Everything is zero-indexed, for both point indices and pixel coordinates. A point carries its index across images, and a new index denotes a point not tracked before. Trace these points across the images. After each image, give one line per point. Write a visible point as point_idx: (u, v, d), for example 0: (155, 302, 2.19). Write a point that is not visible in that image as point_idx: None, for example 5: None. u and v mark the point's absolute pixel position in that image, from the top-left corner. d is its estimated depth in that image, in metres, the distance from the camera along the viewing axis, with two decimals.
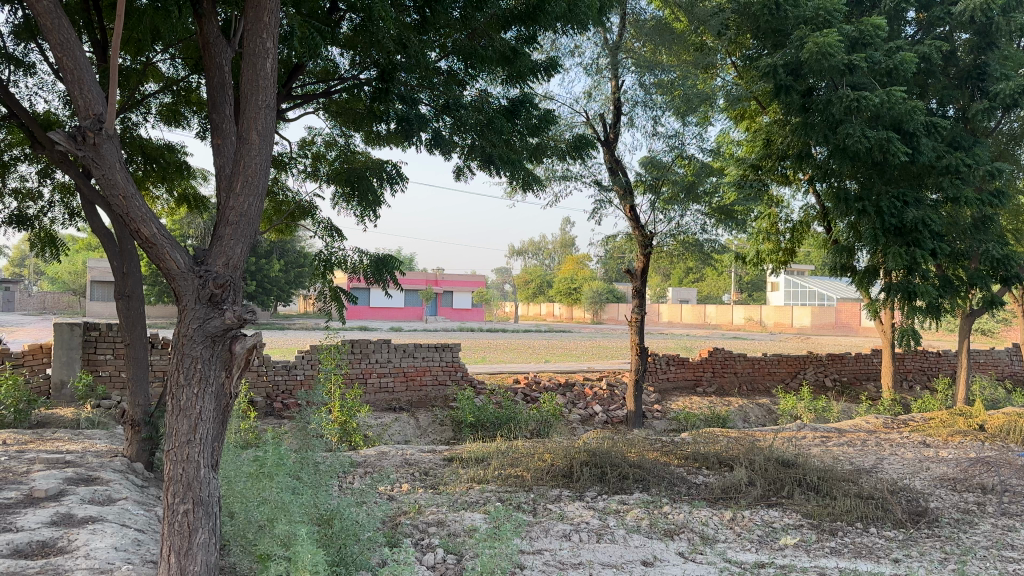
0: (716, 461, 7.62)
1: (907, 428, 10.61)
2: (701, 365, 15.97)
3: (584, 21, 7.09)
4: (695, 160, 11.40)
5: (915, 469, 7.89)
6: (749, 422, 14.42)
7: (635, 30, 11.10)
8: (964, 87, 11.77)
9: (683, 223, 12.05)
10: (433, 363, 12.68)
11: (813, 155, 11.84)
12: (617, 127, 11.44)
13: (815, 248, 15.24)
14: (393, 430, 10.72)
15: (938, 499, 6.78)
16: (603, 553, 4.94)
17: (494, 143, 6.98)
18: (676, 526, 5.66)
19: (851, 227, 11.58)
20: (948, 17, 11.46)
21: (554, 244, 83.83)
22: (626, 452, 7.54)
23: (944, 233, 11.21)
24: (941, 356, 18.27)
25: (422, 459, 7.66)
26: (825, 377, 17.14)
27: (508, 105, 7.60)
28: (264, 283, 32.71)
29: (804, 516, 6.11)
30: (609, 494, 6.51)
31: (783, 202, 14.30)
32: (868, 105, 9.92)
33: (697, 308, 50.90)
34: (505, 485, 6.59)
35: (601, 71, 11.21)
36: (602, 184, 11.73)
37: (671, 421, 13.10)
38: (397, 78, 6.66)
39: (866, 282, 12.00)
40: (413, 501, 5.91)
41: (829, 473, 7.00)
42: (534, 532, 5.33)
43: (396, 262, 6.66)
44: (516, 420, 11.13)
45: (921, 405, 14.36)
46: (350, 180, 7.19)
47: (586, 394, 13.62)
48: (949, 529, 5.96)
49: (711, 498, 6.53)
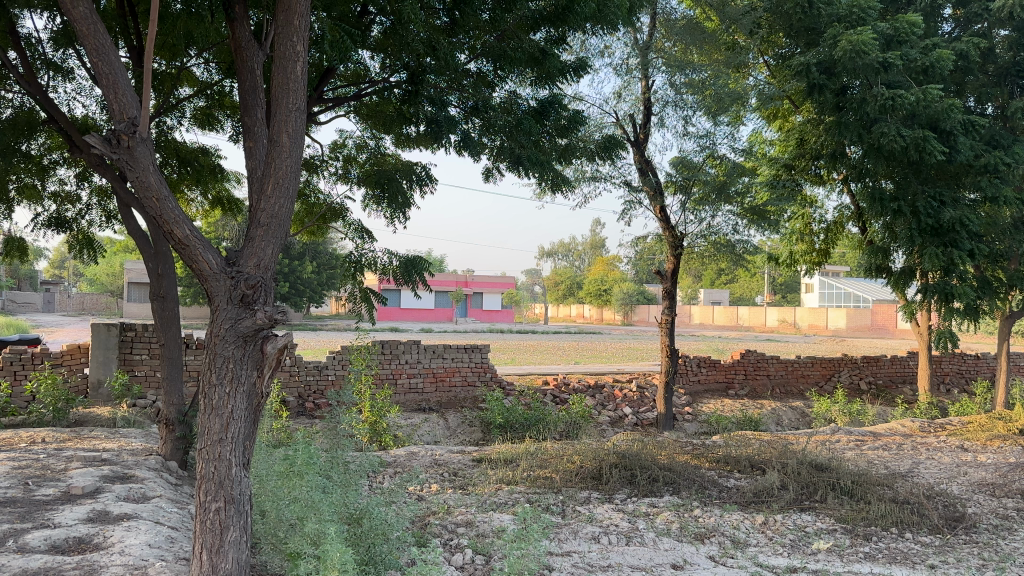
0: (748, 464, 7.53)
1: (945, 432, 10.41)
2: (734, 367, 15.82)
3: (614, 21, 7.03)
4: (727, 160, 11.30)
5: (952, 474, 7.73)
6: (783, 425, 14.23)
7: (665, 29, 11.08)
8: (1003, 83, 11.48)
9: (715, 223, 11.95)
10: (463, 364, 12.69)
11: (848, 155, 11.65)
12: (647, 127, 11.37)
13: (850, 249, 15.00)
14: (423, 431, 10.78)
15: (977, 504, 6.63)
16: (633, 556, 4.92)
17: (523, 144, 7.05)
18: (707, 530, 5.61)
19: (887, 227, 11.33)
20: (986, 14, 11.21)
21: (584, 245, 83.80)
22: (657, 454, 7.48)
23: (982, 232, 10.96)
24: (980, 359, 17.93)
25: (452, 460, 7.68)
26: (861, 379, 16.86)
27: (538, 106, 7.57)
28: (297, 285, 33.24)
29: (838, 521, 6.02)
30: (638, 497, 6.47)
31: (817, 202, 14.06)
32: (904, 103, 9.74)
33: (729, 309, 50.41)
34: (534, 487, 6.57)
35: (631, 71, 11.12)
36: (632, 185, 11.66)
37: (703, 424, 13.05)
38: (425, 79, 6.55)
39: (902, 284, 11.76)
40: (442, 501, 5.94)
41: (863, 478, 6.87)
42: (563, 534, 5.30)
43: (426, 262, 6.69)
44: (546, 421, 11.14)
45: (959, 409, 14.09)
46: (380, 182, 7.25)
47: (616, 396, 13.56)
48: (988, 535, 5.83)
49: (743, 502, 6.45)
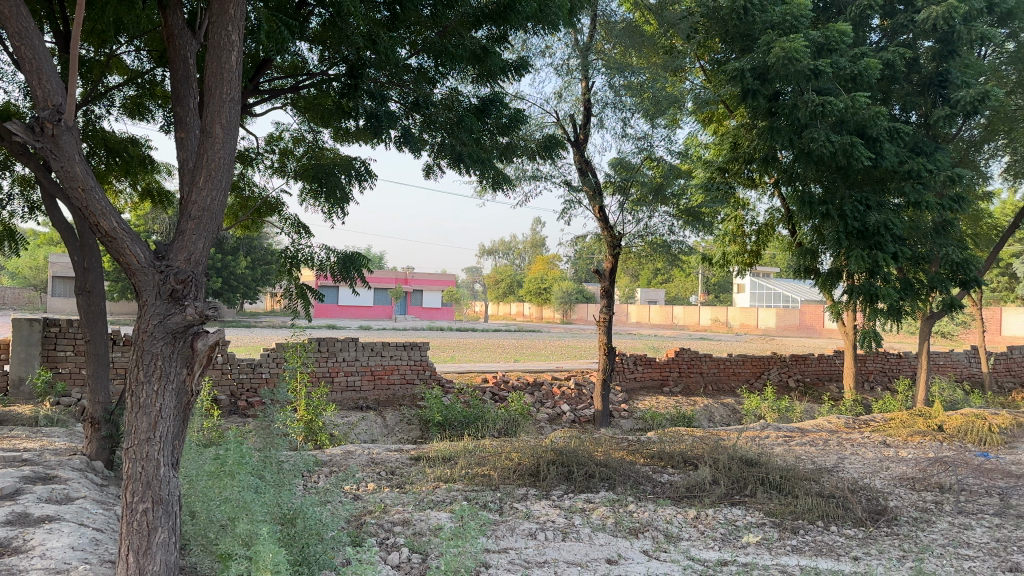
0: (681, 459, 7.67)
1: (869, 429, 10.78)
2: (668, 365, 16.08)
3: (554, 21, 7.06)
4: (664, 162, 11.51)
5: (876, 469, 8.01)
6: (715, 422, 14.53)
7: (605, 31, 11.16)
8: (927, 93, 11.90)
9: (652, 223, 12.13)
10: (401, 362, 12.60)
11: (779, 159, 11.85)
12: (587, 128, 11.47)
13: (781, 250, 15.36)
14: (360, 429, 10.67)
15: (898, 497, 6.89)
16: (568, 551, 4.96)
17: (464, 141, 7.05)
18: (641, 524, 5.71)
19: (815, 230, 11.69)
20: (911, 25, 11.56)
21: (524, 244, 84.01)
22: (593, 451, 7.56)
23: (905, 236, 11.37)
24: (902, 358, 18.61)
25: (389, 458, 7.62)
26: (789, 377, 17.34)
27: (479, 104, 7.55)
28: (230, 280, 32.64)
29: (766, 514, 6.19)
30: (575, 493, 6.53)
31: (750, 205, 14.37)
32: (833, 110, 10.06)
33: (665, 309, 51.22)
34: (472, 484, 6.56)
35: (571, 72, 11.18)
36: (572, 185, 11.73)
37: (638, 420, 13.25)
38: (365, 74, 6.56)
39: (829, 285, 12.10)
40: (378, 500, 5.88)
41: (791, 473, 7.08)
42: (500, 531, 5.32)
43: (363, 259, 6.63)
44: (484, 419, 11.14)
45: (881, 406, 14.61)
46: (317, 176, 7.14)
47: (554, 394, 13.62)
48: (907, 527, 6.06)
49: (676, 497, 6.58)
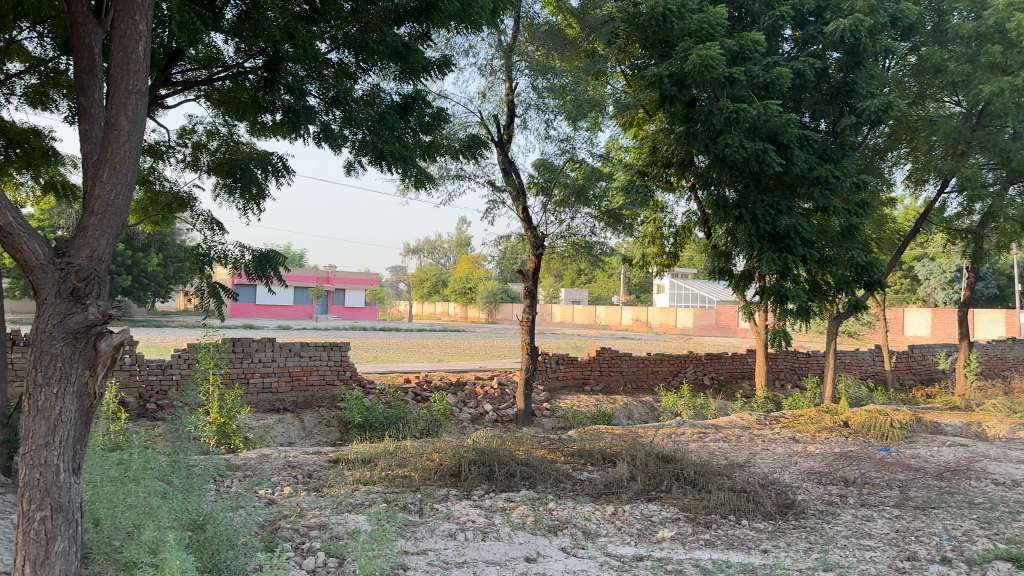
0: (600, 457, 7.78)
1: (779, 425, 11.17)
2: (589, 364, 16.27)
3: (478, 21, 7.03)
4: (586, 164, 11.63)
5: (785, 463, 8.30)
6: (633, 420, 14.78)
7: (528, 34, 11.28)
8: (834, 102, 12.39)
9: (574, 225, 12.28)
10: (321, 362, 12.40)
11: (695, 163, 12.24)
12: (511, 128, 11.51)
13: (698, 253, 15.74)
14: (276, 432, 10.44)
15: (805, 491, 7.16)
16: (488, 551, 4.96)
17: (387, 139, 7.06)
18: (560, 522, 5.76)
19: (729, 233, 12.05)
20: (821, 36, 11.99)
21: (448, 243, 83.75)
22: (514, 450, 7.59)
23: (814, 240, 11.83)
24: (811, 357, 19.33)
25: (306, 461, 7.46)
26: (705, 375, 17.80)
27: (401, 101, 7.49)
28: (141, 278, 31.50)
29: (681, 509, 6.34)
30: (495, 493, 6.54)
31: (668, 208, 14.69)
32: (746, 117, 10.39)
33: (588, 309, 51.87)
34: (392, 486, 6.49)
35: (495, 72, 11.18)
36: (496, 185, 11.73)
37: (559, 419, 13.38)
38: (283, 68, 6.42)
39: (743, 286, 12.36)
40: (294, 504, 5.76)
41: (704, 468, 7.27)
42: (419, 533, 5.27)
43: (280, 257, 6.47)
44: (406, 419, 11.05)
45: (791, 403, 15.15)
46: (232, 171, 6.98)
47: (477, 394, 13.61)
48: (814, 519, 6.30)
49: (594, 494, 6.66)
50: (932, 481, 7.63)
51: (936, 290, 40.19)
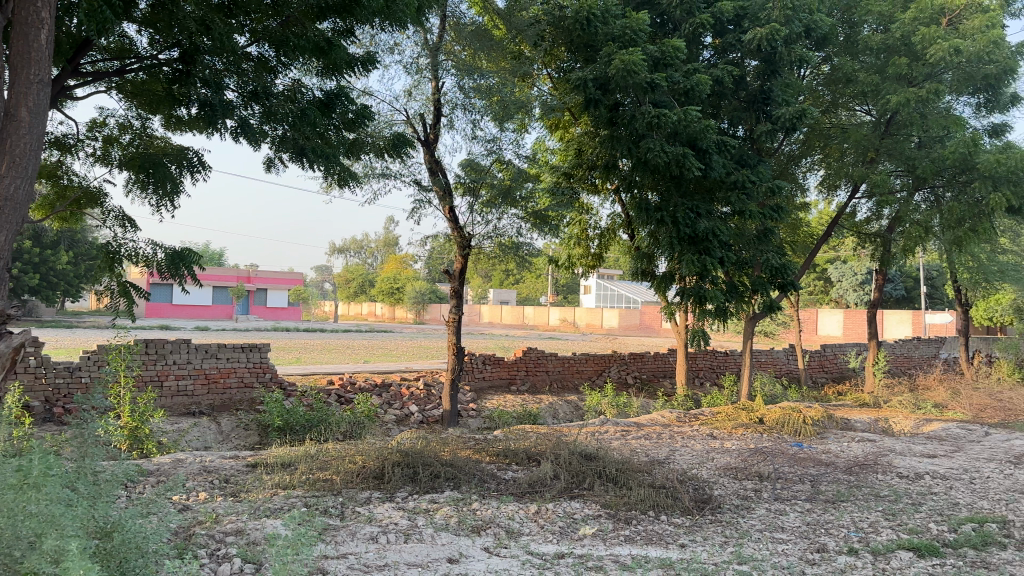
0: (524, 456, 7.82)
1: (698, 422, 11.45)
2: (515, 364, 16.36)
3: (402, 19, 6.99)
4: (513, 166, 11.63)
5: (703, 459, 8.51)
6: (558, 419, 14.92)
7: (454, 33, 11.25)
8: (752, 109, 12.77)
9: (501, 225, 12.32)
10: (239, 364, 12.13)
11: (619, 166, 12.45)
12: (437, 128, 11.48)
13: (622, 255, 16.00)
14: (192, 436, 10.14)
15: (722, 486, 7.36)
16: (409, 553, 4.93)
17: (308, 135, 7.00)
18: (483, 522, 5.77)
19: (651, 235, 12.29)
20: (739, 44, 12.34)
21: (375, 243, 82.92)
22: (439, 450, 7.56)
23: (731, 242, 12.19)
24: (729, 356, 19.89)
25: (223, 465, 7.27)
26: (628, 374, 18.12)
27: (324, 97, 7.39)
28: (49, 277, 30.20)
29: (603, 506, 6.43)
30: (419, 494, 6.50)
31: (593, 210, 14.90)
32: (667, 122, 10.61)
33: (516, 309, 52.10)
34: (312, 489, 6.38)
35: (421, 71, 11.11)
36: (422, 184, 11.68)
37: (485, 419, 13.40)
38: (199, 60, 6.21)
39: (664, 287, 12.65)
40: (209, 510, 5.61)
41: (626, 465, 7.40)
42: (340, 536, 5.19)
43: (193, 255, 6.33)
44: (328, 422, 10.88)
45: (710, 400, 15.56)
46: (145, 167, 6.77)
47: (402, 394, 13.52)
48: (730, 514, 6.48)
49: (518, 493, 6.69)
50: (841, 475, 7.94)
51: (847, 292, 41.87)
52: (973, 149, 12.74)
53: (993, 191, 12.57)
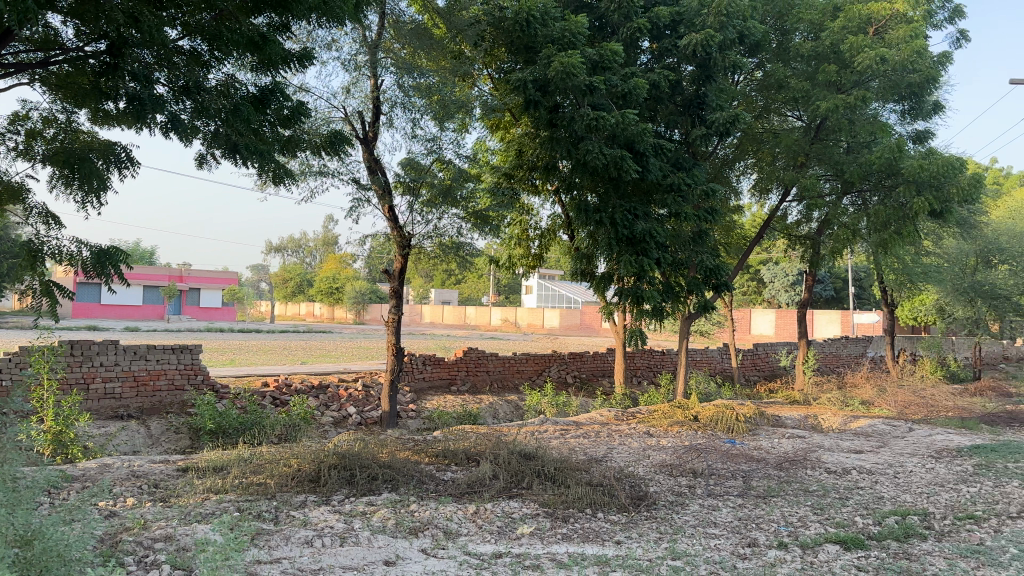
0: (463, 457, 7.82)
1: (635, 420, 11.62)
2: (456, 364, 16.33)
3: (339, 16, 6.91)
4: (453, 166, 11.65)
5: (640, 457, 8.64)
6: (499, 418, 14.94)
7: (394, 31, 11.14)
8: (687, 113, 13.02)
9: (441, 226, 12.28)
10: (169, 366, 11.81)
11: (559, 168, 12.54)
12: (376, 126, 11.39)
13: (562, 255, 16.13)
14: (120, 441, 9.84)
15: (658, 483, 7.49)
16: (344, 556, 4.89)
17: (241, 132, 6.89)
18: (421, 523, 5.75)
19: (590, 236, 12.41)
20: (675, 50, 12.58)
21: (314, 241, 81.79)
22: (377, 452, 7.50)
23: (668, 244, 12.41)
24: (666, 355, 20.23)
25: (152, 470, 7.07)
26: (568, 374, 18.27)
27: (258, 93, 7.26)
28: None
29: (541, 505, 6.47)
30: (356, 497, 6.44)
31: (533, 211, 14.96)
32: (605, 125, 10.75)
33: (457, 309, 52.04)
34: (246, 494, 6.26)
35: (359, 68, 11.01)
36: (361, 183, 11.56)
37: (425, 420, 13.34)
38: (128, 53, 6.07)
39: (603, 287, 12.80)
40: (137, 516, 5.45)
41: (564, 464, 7.46)
42: (273, 540, 5.09)
43: (121, 254, 6.18)
44: (263, 424, 10.69)
45: (648, 399, 15.81)
46: (70, 162, 6.54)
47: (340, 396, 13.36)
48: (665, 510, 6.60)
49: (457, 493, 6.69)
50: (772, 471, 8.16)
51: (779, 292, 43.01)
52: (897, 155, 13.23)
53: (916, 196, 13.08)
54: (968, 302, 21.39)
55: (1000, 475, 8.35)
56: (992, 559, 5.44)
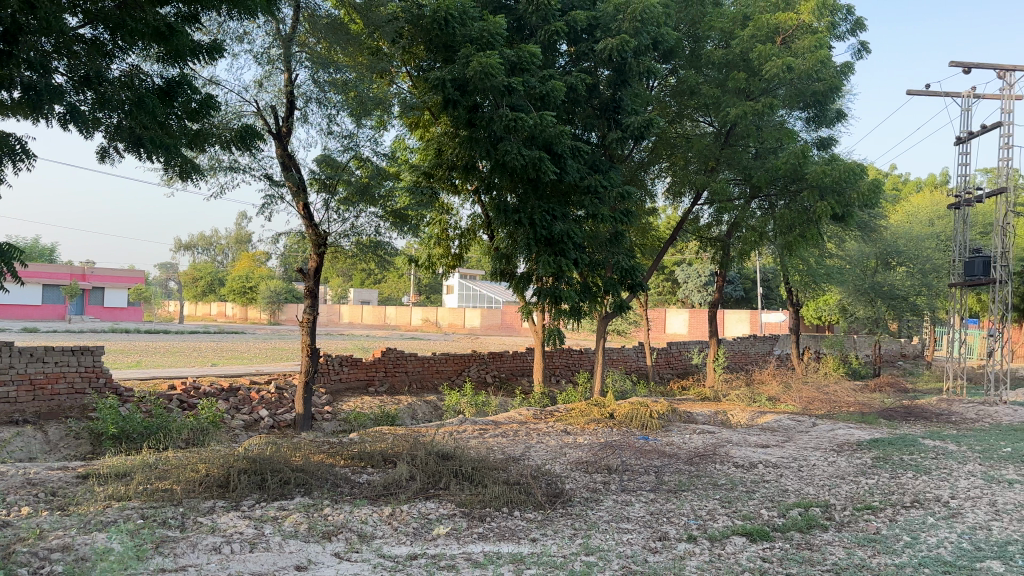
0: (380, 458, 7.74)
1: (553, 419, 11.74)
2: (374, 365, 16.15)
3: (251, 9, 6.74)
4: (371, 164, 11.53)
5: (556, 455, 8.74)
6: (417, 419, 14.82)
7: (309, 25, 10.87)
8: (604, 116, 13.23)
9: (359, 224, 12.13)
10: (68, 368, 11.25)
11: (478, 168, 12.52)
12: (290, 121, 11.15)
13: (481, 255, 16.16)
14: (13, 448, 9.34)
15: (573, 480, 7.59)
16: (254, 562, 4.77)
17: (146, 124, 6.65)
18: (335, 527, 5.67)
19: (510, 236, 12.48)
20: (591, 54, 12.78)
21: (227, 239, 79.52)
22: (290, 456, 7.35)
23: (585, 244, 12.61)
24: (584, 354, 20.52)
25: (49, 478, 6.74)
26: (487, 373, 18.30)
27: (164, 85, 7.01)
28: None
29: (458, 505, 6.47)
30: (267, 502, 6.29)
31: (453, 210, 14.93)
32: (524, 126, 10.83)
33: (376, 309, 51.47)
34: (150, 500, 6.04)
35: (273, 62, 10.76)
36: (274, 179, 11.29)
37: (340, 422, 13.13)
38: (24, 40, 5.79)
39: (522, 287, 12.88)
40: (32, 526, 5.18)
41: (481, 463, 7.48)
42: (179, 548, 4.92)
43: (16, 250, 5.83)
44: (169, 429, 10.32)
45: (566, 397, 15.99)
46: None
47: (252, 399, 13.01)
48: (580, 507, 6.69)
49: (373, 496, 6.62)
50: (683, 466, 8.38)
51: (693, 292, 44.19)
52: (802, 161, 13.78)
53: (819, 200, 13.65)
54: (868, 301, 22.44)
55: (895, 466, 8.80)
56: (887, 547, 5.72)
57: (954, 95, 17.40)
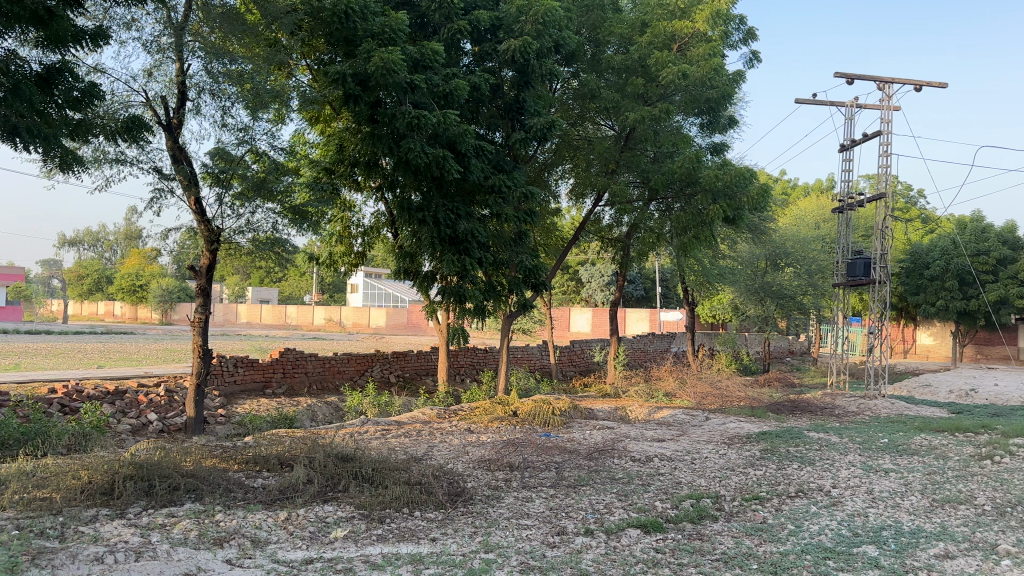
0: (276, 462, 7.56)
1: (457, 418, 11.74)
2: (272, 366, 15.76)
3: None
4: (268, 158, 11.23)
5: (458, 454, 8.74)
6: (317, 421, 14.42)
7: (203, 14, 10.54)
8: (507, 117, 13.33)
9: (255, 220, 11.79)
10: None
11: (381, 165, 12.41)
12: (181, 113, 10.75)
13: (384, 253, 15.99)
14: None
15: (474, 478, 7.62)
16: (139, 572, 4.57)
17: (22, 112, 6.33)
18: (227, 533, 5.50)
19: (412, 234, 12.39)
20: (494, 54, 12.86)
21: (117, 235, 75.90)
22: (179, 461, 7.08)
23: (489, 244, 12.66)
24: (488, 352, 20.61)
25: None
26: (391, 373, 18.13)
27: (43, 72, 6.69)
28: None
29: (356, 507, 6.39)
30: (155, 509, 6.05)
31: (356, 208, 14.71)
32: (427, 124, 10.78)
33: (277, 308, 50.18)
34: (26, 510, 5.71)
35: (163, 50, 10.37)
36: (163, 172, 10.84)
37: (236, 425, 12.76)
38: None
39: (426, 285, 12.82)
40: None
41: (382, 464, 7.41)
42: (57, 559, 4.66)
43: None
44: (48, 434, 9.78)
45: (469, 396, 16.01)
46: None
47: (139, 402, 12.46)
48: (480, 505, 6.72)
49: (268, 500, 6.46)
50: (582, 462, 8.54)
51: (596, 292, 45.03)
52: (697, 165, 14.26)
53: (713, 203, 14.15)
54: (758, 301, 23.42)
55: (782, 458, 9.22)
56: (773, 535, 5.99)
57: (838, 105, 18.36)
